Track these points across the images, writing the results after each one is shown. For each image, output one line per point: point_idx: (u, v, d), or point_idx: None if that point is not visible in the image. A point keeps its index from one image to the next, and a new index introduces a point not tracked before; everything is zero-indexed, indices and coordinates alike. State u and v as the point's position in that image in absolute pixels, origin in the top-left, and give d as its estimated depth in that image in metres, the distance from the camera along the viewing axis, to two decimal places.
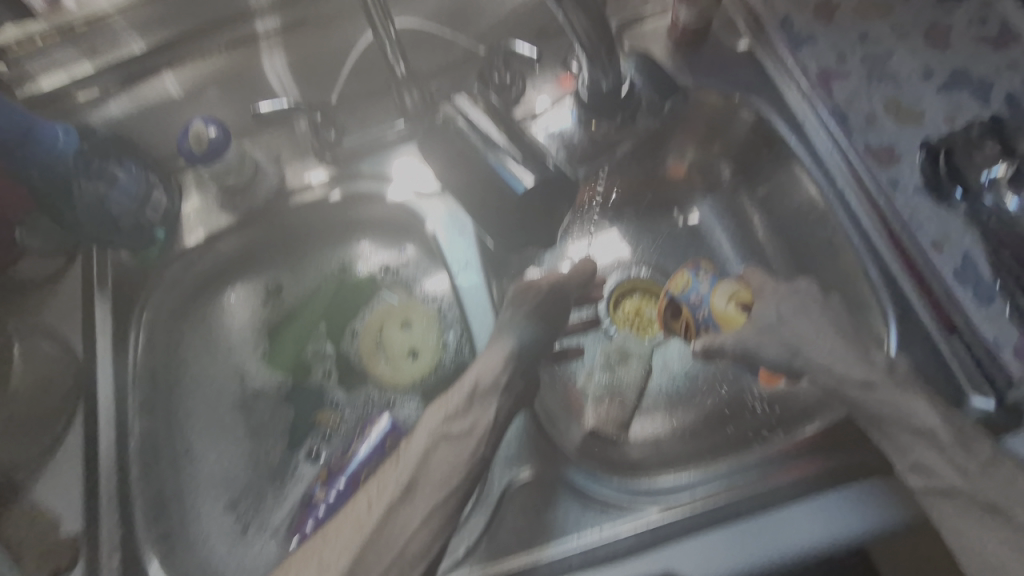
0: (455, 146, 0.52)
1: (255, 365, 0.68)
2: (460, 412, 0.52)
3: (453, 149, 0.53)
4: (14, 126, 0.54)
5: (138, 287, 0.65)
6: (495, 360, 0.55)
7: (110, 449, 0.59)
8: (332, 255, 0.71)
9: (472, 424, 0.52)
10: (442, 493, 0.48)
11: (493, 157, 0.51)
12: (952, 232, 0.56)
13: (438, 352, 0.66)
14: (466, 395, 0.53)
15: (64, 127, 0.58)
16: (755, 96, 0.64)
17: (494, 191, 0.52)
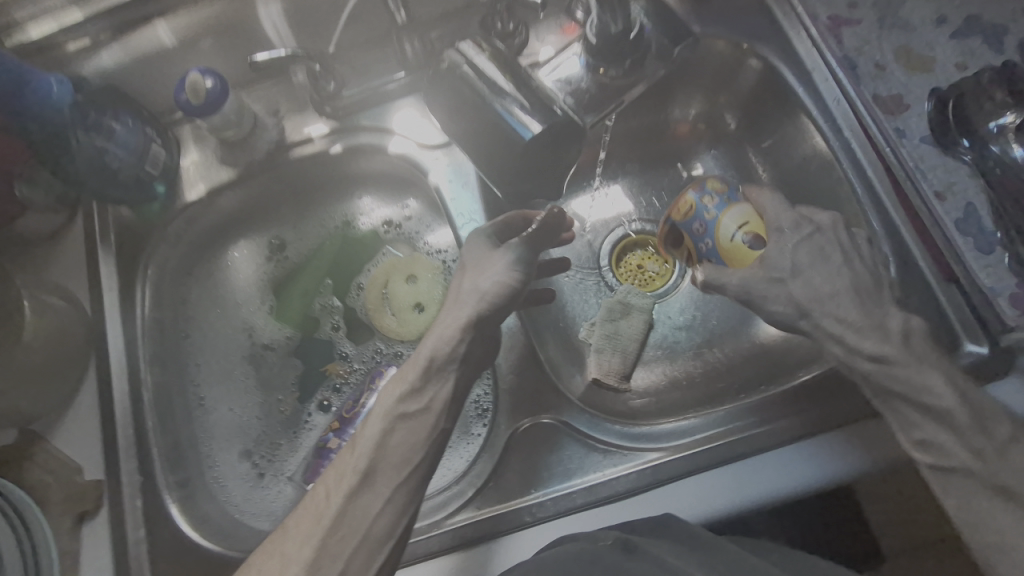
0: (451, 97, 0.52)
1: (263, 319, 0.69)
2: (416, 387, 0.48)
3: (459, 96, 0.52)
4: (7, 76, 0.53)
5: (142, 241, 0.65)
6: (450, 332, 0.50)
7: (125, 400, 0.60)
8: (334, 211, 0.71)
9: (429, 399, 0.49)
10: (403, 473, 0.46)
11: (500, 105, 0.50)
12: (955, 182, 0.56)
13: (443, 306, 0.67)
14: (421, 370, 0.49)
15: (58, 78, 0.56)
16: (763, 43, 0.62)
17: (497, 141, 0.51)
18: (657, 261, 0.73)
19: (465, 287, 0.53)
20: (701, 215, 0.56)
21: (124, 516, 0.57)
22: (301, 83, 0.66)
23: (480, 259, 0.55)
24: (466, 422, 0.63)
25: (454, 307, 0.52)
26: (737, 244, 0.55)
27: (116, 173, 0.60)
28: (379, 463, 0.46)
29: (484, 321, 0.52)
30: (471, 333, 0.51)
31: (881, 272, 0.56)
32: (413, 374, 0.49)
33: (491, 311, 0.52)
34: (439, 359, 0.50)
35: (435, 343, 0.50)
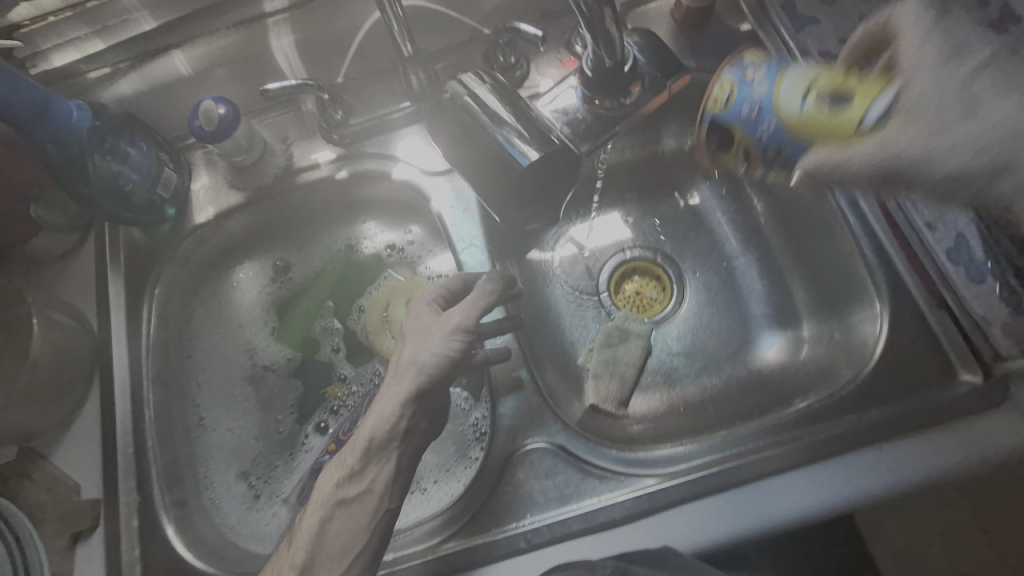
0: (452, 122, 0.53)
1: (265, 339, 0.70)
2: (355, 473, 0.51)
3: (459, 126, 0.53)
4: (29, 103, 0.55)
5: (150, 262, 0.66)
6: (389, 410, 0.51)
7: (126, 420, 0.61)
8: (338, 235, 0.73)
9: (369, 482, 0.51)
10: (344, 562, 0.48)
11: (502, 137, 0.51)
12: (947, 212, 0.57)
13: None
14: (360, 454, 0.51)
15: (77, 104, 0.58)
16: (756, 79, 0.65)
17: (498, 167, 0.52)
18: (656, 286, 0.75)
19: (403, 360, 0.53)
20: (754, 98, 0.60)
21: (119, 536, 0.57)
22: (310, 111, 0.68)
23: (419, 330, 0.55)
24: (465, 444, 0.63)
25: (393, 383, 0.52)
26: (813, 115, 0.56)
27: (130, 197, 0.61)
28: (317, 556, 0.48)
29: (424, 395, 0.52)
30: (412, 407, 0.52)
31: (878, 302, 0.57)
32: (352, 461, 0.51)
33: (430, 384, 0.52)
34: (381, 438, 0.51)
35: (376, 422, 0.51)
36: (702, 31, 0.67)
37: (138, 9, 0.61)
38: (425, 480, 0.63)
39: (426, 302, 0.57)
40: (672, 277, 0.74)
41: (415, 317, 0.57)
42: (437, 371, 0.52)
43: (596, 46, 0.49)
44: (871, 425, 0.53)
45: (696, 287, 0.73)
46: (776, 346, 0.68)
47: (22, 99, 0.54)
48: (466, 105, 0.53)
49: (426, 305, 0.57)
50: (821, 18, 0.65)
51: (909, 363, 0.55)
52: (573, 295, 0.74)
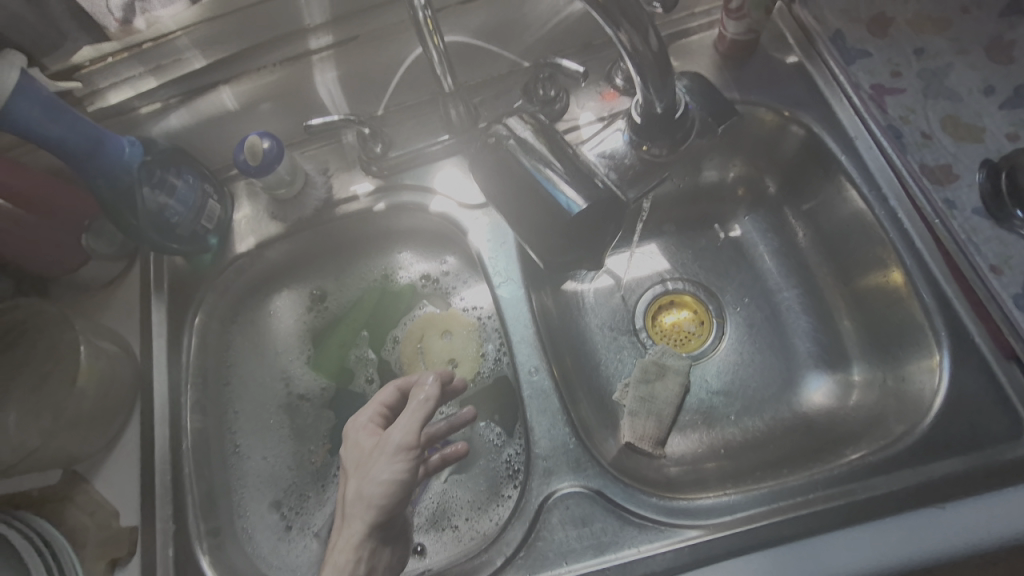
0: (490, 162, 0.53)
1: (301, 369, 0.70)
2: None
3: (498, 163, 0.53)
4: (86, 140, 0.57)
5: (193, 290, 0.68)
6: (344, 558, 0.45)
7: (164, 449, 0.62)
8: (374, 265, 0.73)
9: None
10: None
11: (531, 165, 0.52)
12: (1013, 254, 0.54)
13: (476, 361, 0.67)
14: None
15: (129, 139, 0.61)
16: (804, 112, 0.63)
17: (541, 207, 0.51)
18: (694, 320, 0.73)
19: (349, 498, 0.47)
20: None
21: (154, 566, 0.57)
22: (350, 144, 0.70)
23: (360, 460, 0.50)
24: (497, 482, 0.62)
25: (343, 525, 0.46)
26: None
27: (175, 228, 0.63)
28: None
29: (381, 527, 0.47)
30: (370, 546, 0.46)
31: (935, 351, 0.55)
32: None
33: (382, 516, 0.46)
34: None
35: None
36: (747, 63, 0.66)
37: (189, 49, 0.62)
38: (457, 519, 0.61)
39: (361, 427, 0.52)
40: (711, 310, 0.73)
41: (352, 446, 0.51)
42: (387, 500, 0.46)
43: (644, 89, 0.48)
44: (932, 478, 0.50)
45: (736, 322, 0.72)
46: (822, 389, 0.65)
47: (79, 137, 0.56)
48: (501, 148, 0.53)
49: (363, 430, 0.52)
50: (873, 49, 0.63)
51: (972, 417, 0.52)
52: (608, 328, 0.73)
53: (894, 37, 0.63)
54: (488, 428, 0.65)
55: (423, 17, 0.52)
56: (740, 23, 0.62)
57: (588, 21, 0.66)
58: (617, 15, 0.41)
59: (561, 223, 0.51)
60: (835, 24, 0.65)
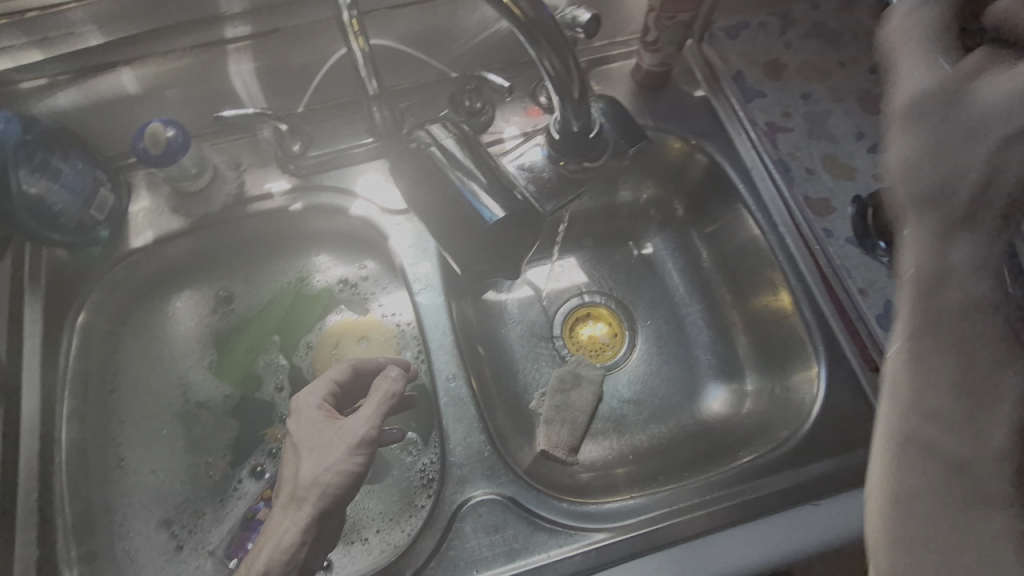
0: (413, 169, 0.54)
1: (201, 374, 0.66)
2: None
3: (421, 170, 0.54)
4: None
5: (77, 286, 0.62)
6: (288, 539, 0.48)
7: (31, 464, 0.55)
8: (288, 267, 0.70)
9: None
10: None
11: (457, 179, 0.52)
12: (876, 280, 0.61)
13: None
14: None
15: (5, 114, 0.54)
16: (708, 142, 0.69)
17: (463, 215, 0.52)
18: (608, 331, 0.77)
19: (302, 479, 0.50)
20: None
21: None
22: (267, 139, 0.67)
23: (314, 441, 0.52)
24: (410, 493, 0.61)
25: (292, 508, 0.49)
26: None
27: (58, 216, 0.57)
28: None
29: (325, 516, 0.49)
30: (314, 532, 0.49)
31: (814, 364, 0.61)
32: None
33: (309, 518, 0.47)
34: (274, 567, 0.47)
35: (274, 550, 0.48)
36: (659, 94, 0.71)
37: (84, 22, 0.56)
38: (368, 533, 0.59)
39: (317, 407, 0.54)
40: (624, 323, 0.77)
41: (305, 424, 0.53)
42: (339, 491, 0.49)
43: (562, 109, 0.50)
44: (808, 477, 0.56)
45: (646, 335, 0.76)
46: (719, 398, 0.70)
47: None
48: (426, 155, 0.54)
49: (319, 411, 0.54)
50: (768, 91, 0.70)
51: (841, 423, 0.58)
52: (527, 337, 0.75)
53: (785, 82, 0.70)
54: (404, 436, 0.63)
55: (349, 16, 0.51)
56: (655, 56, 0.66)
57: (515, 39, 0.68)
58: (537, 35, 0.43)
59: (477, 230, 0.52)
60: (737, 65, 0.71)
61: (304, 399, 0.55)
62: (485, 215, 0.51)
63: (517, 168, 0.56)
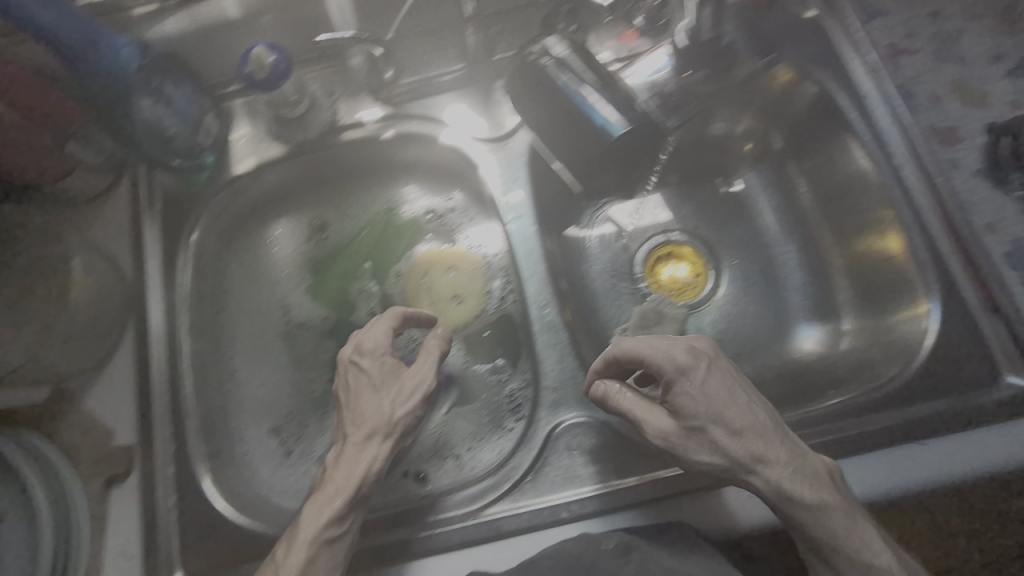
0: (526, 88, 0.57)
1: (300, 298, 0.69)
2: (339, 514, 0.50)
3: (537, 88, 0.56)
4: (80, 33, 0.54)
5: (187, 209, 0.65)
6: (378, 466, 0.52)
7: (162, 370, 0.60)
8: (378, 196, 0.71)
9: (342, 529, 0.50)
10: None
11: (566, 82, 0.55)
12: (1006, 215, 0.58)
13: (479, 299, 0.67)
14: (349, 499, 0.50)
15: (126, 41, 0.57)
16: (816, 69, 0.64)
17: (580, 129, 0.55)
18: (690, 271, 0.76)
19: (378, 419, 0.53)
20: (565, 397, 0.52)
21: (154, 484, 0.57)
22: (356, 68, 0.66)
23: (381, 385, 0.55)
24: (499, 414, 0.63)
25: (374, 442, 0.52)
26: None
27: (172, 139, 0.60)
28: None
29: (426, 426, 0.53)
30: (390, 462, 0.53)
31: (926, 302, 0.58)
32: (342, 502, 0.50)
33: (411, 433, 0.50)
34: (362, 491, 0.51)
35: (363, 472, 0.51)
36: (765, 15, 0.66)
37: None
38: (459, 449, 0.63)
39: (380, 354, 0.56)
40: (708, 262, 0.76)
41: (371, 368, 0.55)
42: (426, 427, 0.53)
43: None
44: (914, 417, 0.54)
45: (732, 275, 0.74)
46: (813, 337, 0.68)
47: (73, 30, 0.54)
48: (536, 73, 0.56)
49: (383, 355, 0.56)
50: (890, 11, 0.65)
51: (955, 366, 0.55)
52: (609, 273, 0.76)
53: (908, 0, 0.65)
54: (492, 363, 0.66)
55: None
56: None
57: None
58: None
59: (598, 142, 0.54)
60: None
61: (372, 343, 0.56)
62: (602, 130, 0.54)
63: (640, 89, 0.64)
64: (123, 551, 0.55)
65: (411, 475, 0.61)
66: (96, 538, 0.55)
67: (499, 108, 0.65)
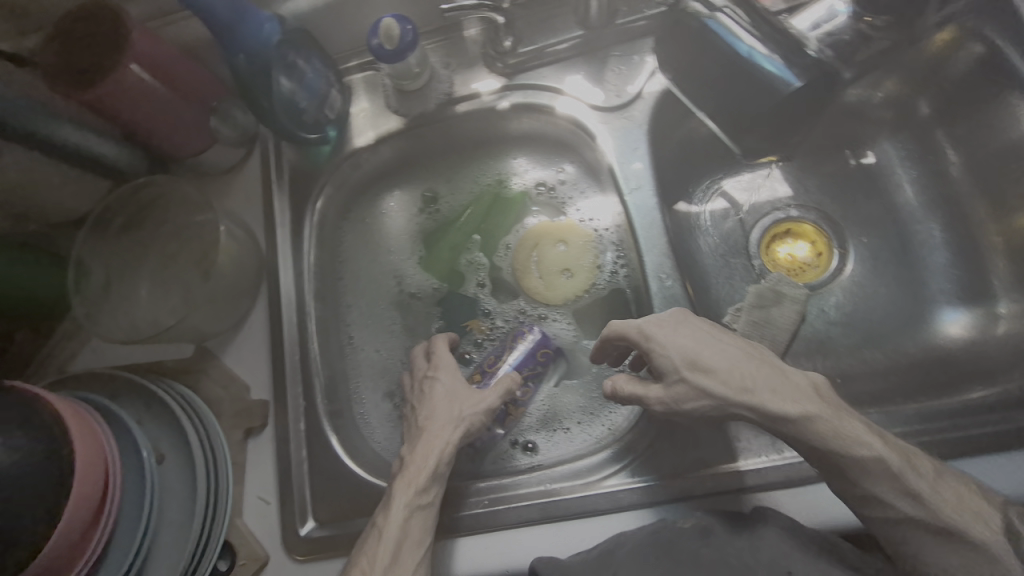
0: (690, 47, 0.56)
1: (413, 268, 0.71)
2: (427, 484, 0.51)
3: (694, 39, 0.56)
4: (229, 6, 0.53)
5: (312, 181, 0.68)
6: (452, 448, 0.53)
7: (291, 332, 0.64)
8: (488, 169, 0.72)
9: (429, 500, 0.52)
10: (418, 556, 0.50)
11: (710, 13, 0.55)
12: None
13: (590, 273, 0.66)
14: (431, 472, 0.52)
15: (267, 16, 0.56)
16: (983, 24, 0.57)
17: (752, 88, 0.54)
18: (810, 250, 0.73)
19: (445, 415, 0.55)
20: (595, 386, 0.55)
21: (287, 438, 0.60)
22: (472, 39, 0.67)
23: (449, 388, 0.57)
24: None
25: (444, 430, 0.54)
26: None
27: (303, 114, 0.62)
28: (402, 546, 0.49)
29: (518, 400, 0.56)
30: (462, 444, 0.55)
31: None
32: (424, 475, 0.51)
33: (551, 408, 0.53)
34: (441, 467, 0.52)
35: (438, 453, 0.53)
36: None
37: None
38: (567, 423, 0.63)
39: (444, 362, 0.59)
40: (832, 241, 0.72)
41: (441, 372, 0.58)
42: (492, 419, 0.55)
43: None
44: None
45: (859, 254, 0.71)
46: (959, 322, 0.65)
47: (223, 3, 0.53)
48: (703, 30, 0.55)
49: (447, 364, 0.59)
50: None
51: None
52: (721, 251, 0.73)
53: None
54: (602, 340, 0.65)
55: None
56: None
57: None
58: None
59: (759, 83, 0.54)
60: None
61: (441, 358, 0.60)
62: (776, 88, 0.53)
63: (803, 27, 0.54)
64: (262, 497, 0.59)
65: (519, 445, 0.62)
66: (238, 484, 0.59)
67: (618, 76, 0.63)
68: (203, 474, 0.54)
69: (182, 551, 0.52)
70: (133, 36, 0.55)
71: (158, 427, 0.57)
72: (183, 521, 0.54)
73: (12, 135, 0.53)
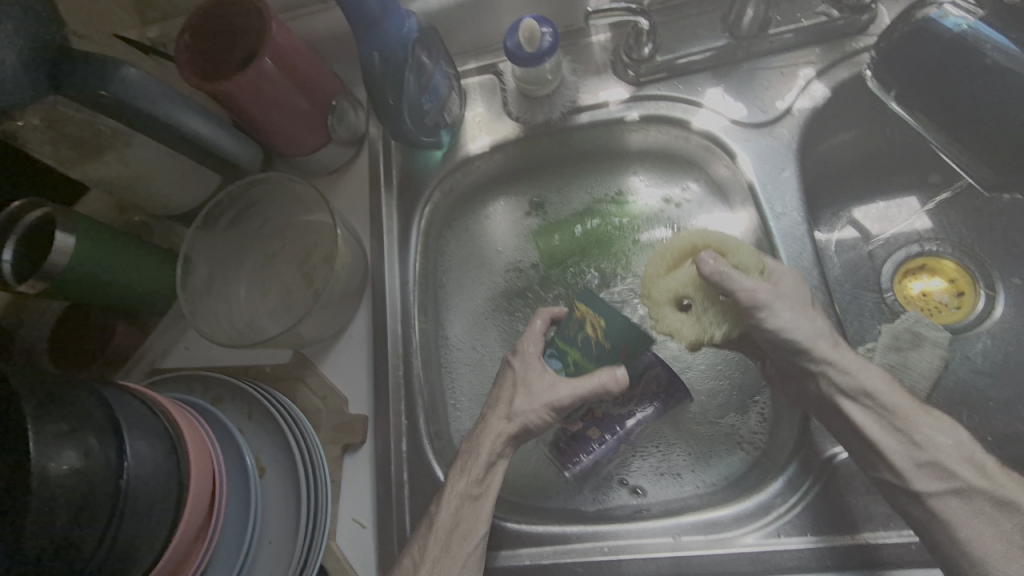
0: (935, 54, 0.48)
1: (519, 282, 0.66)
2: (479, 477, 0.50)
3: (936, 56, 0.48)
4: (375, 5, 0.50)
5: (421, 187, 0.65)
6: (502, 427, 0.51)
7: (396, 345, 0.60)
8: (602, 182, 0.67)
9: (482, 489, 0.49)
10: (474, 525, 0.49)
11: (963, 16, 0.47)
12: None
13: (704, 329, 0.47)
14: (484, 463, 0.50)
15: (408, 15, 0.53)
16: None
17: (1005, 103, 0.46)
18: (949, 291, 0.65)
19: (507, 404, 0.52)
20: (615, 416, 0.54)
21: (387, 458, 0.56)
22: (601, 46, 0.63)
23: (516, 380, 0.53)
24: (734, 435, 0.58)
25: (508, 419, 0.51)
26: None
27: (425, 116, 0.59)
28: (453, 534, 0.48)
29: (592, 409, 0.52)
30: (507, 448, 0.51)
31: None
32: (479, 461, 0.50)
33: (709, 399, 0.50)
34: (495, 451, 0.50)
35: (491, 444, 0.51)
36: None
37: None
38: (677, 463, 0.58)
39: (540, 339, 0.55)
40: (978, 282, 0.65)
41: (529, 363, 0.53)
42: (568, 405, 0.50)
43: None
44: None
45: (1010, 297, 0.63)
46: None
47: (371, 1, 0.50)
48: (960, 43, 0.47)
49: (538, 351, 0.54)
50: None
51: None
52: (849, 283, 0.67)
53: None
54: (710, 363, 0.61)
55: None
56: None
57: None
58: None
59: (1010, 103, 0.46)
60: None
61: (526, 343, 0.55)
62: None
63: None
64: (357, 520, 0.55)
65: (629, 483, 0.58)
66: (334, 502, 0.55)
67: (767, 90, 0.59)
68: (304, 492, 0.51)
69: (284, 571, 0.50)
70: (271, 28, 0.52)
71: (260, 437, 0.54)
72: (285, 539, 0.51)
73: (142, 129, 0.51)
